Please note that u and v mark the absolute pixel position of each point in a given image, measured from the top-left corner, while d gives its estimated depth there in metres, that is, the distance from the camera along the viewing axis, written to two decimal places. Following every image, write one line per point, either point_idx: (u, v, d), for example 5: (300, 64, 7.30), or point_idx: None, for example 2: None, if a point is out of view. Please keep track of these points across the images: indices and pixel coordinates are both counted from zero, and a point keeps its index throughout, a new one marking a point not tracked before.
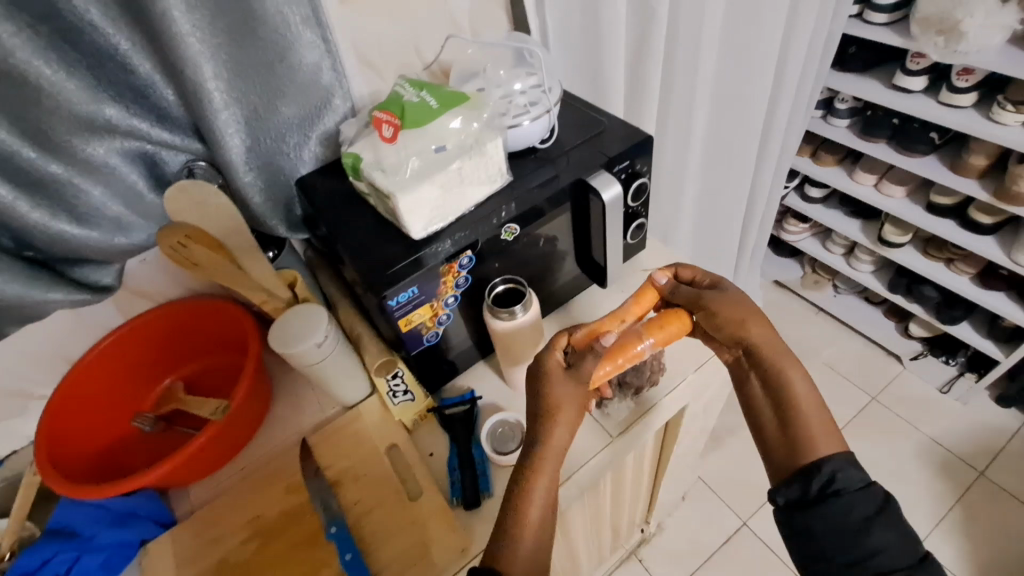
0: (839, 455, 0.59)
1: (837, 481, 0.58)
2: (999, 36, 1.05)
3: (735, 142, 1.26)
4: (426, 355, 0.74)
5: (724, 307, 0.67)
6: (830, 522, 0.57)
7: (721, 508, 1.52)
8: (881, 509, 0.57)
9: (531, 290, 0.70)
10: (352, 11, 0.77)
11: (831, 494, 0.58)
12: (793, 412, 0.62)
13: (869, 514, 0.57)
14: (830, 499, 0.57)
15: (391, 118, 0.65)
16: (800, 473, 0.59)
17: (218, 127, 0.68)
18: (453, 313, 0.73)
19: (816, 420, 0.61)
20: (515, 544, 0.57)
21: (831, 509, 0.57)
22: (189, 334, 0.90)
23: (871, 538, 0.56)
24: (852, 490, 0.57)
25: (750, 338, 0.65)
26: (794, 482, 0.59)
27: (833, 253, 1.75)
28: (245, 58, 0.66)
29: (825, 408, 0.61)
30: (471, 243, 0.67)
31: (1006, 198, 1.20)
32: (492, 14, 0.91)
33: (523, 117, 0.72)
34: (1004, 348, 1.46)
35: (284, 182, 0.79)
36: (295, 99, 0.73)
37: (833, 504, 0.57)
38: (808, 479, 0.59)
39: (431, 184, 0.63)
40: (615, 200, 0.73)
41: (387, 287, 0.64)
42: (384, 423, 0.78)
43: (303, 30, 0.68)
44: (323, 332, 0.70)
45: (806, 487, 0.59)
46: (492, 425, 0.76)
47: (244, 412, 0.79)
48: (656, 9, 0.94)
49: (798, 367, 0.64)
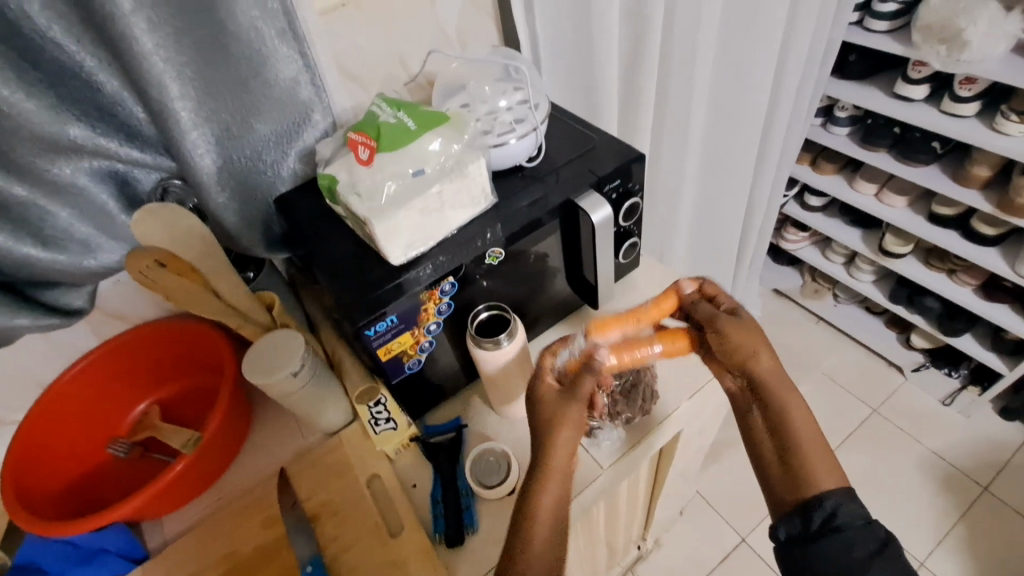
0: (840, 490, 0.56)
1: (838, 515, 0.55)
2: (1002, 45, 1.02)
3: (731, 154, 1.23)
4: (407, 383, 0.71)
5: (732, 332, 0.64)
6: (832, 560, 0.54)
7: (719, 524, 1.49)
8: (883, 546, 0.54)
9: (516, 317, 0.67)
10: (331, 25, 0.74)
11: (832, 530, 0.54)
12: (789, 447, 0.59)
13: (871, 552, 0.53)
14: (832, 534, 0.54)
15: (367, 140, 0.62)
16: (799, 506, 0.57)
17: (188, 146, 0.65)
18: (436, 339, 0.70)
19: (813, 456, 0.58)
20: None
21: (830, 543, 0.54)
22: (165, 357, 0.87)
23: None
24: (854, 526, 0.54)
25: (758, 367, 0.61)
26: (795, 517, 0.56)
27: (833, 262, 1.72)
28: (216, 76, 0.63)
29: (822, 443, 0.58)
30: (454, 268, 0.64)
31: (1009, 210, 1.17)
32: (480, 24, 0.88)
33: (509, 135, 0.69)
34: (1008, 361, 1.43)
35: (261, 201, 0.75)
36: (272, 116, 0.70)
37: (833, 539, 0.54)
38: (809, 513, 0.56)
39: (409, 210, 0.60)
40: (605, 221, 0.70)
41: (365, 314, 0.61)
42: (365, 453, 0.75)
43: (278, 45, 0.65)
44: (299, 361, 0.67)
45: (807, 521, 0.56)
46: (480, 452, 0.72)
47: (217, 443, 0.76)
48: (650, 19, 0.91)
49: (795, 400, 0.60)
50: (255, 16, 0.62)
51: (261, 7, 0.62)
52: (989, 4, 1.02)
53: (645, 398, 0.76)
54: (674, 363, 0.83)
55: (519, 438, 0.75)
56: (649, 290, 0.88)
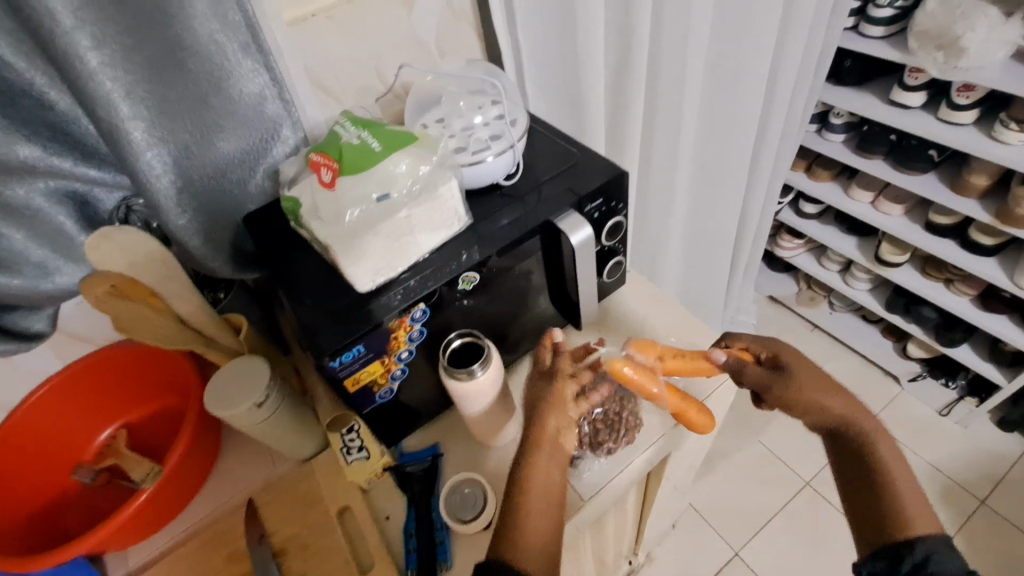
0: (935, 535, 0.53)
1: (932, 563, 0.51)
2: (1001, 52, 0.99)
3: (721, 163, 1.20)
4: (381, 412, 0.68)
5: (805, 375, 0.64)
6: None
7: (712, 537, 1.46)
8: None
9: (491, 344, 0.64)
10: (298, 36, 0.71)
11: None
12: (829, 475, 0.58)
13: None
14: None
15: (329, 161, 0.59)
16: (889, 548, 0.54)
17: (145, 168, 0.61)
18: (409, 367, 0.66)
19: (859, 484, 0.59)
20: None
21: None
22: (134, 379, 0.85)
23: None
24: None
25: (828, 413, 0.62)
26: (884, 556, 0.54)
27: (829, 269, 1.69)
28: (172, 93, 0.60)
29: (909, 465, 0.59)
30: (425, 295, 0.61)
31: (1009, 221, 1.14)
32: (459, 34, 0.85)
33: (485, 153, 0.66)
34: (1006, 372, 1.40)
35: (228, 219, 0.73)
36: (236, 133, 0.68)
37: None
38: (898, 556, 0.53)
39: (375, 236, 0.57)
40: (585, 243, 0.67)
41: (330, 343, 0.58)
42: (336, 483, 0.72)
43: (242, 58, 0.64)
44: (262, 391, 0.64)
45: (897, 562, 0.53)
46: (457, 482, 0.69)
47: (181, 474, 0.73)
48: (637, 27, 0.87)
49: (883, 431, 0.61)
50: (215, 29, 0.60)
51: (221, 19, 0.61)
52: (988, 10, 0.99)
53: (619, 433, 0.72)
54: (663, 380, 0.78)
55: (497, 467, 0.72)
56: (636, 310, 0.85)
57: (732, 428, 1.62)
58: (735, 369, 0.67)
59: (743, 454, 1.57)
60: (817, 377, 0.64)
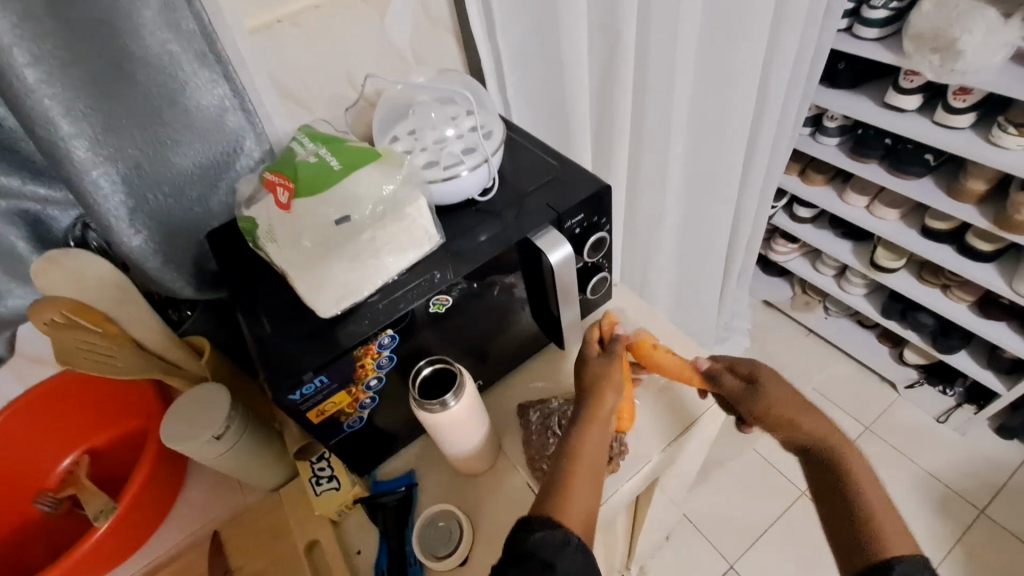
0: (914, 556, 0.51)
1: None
2: (999, 54, 0.95)
3: (712, 170, 1.17)
4: (350, 442, 0.64)
5: (780, 399, 0.62)
6: None
7: (706, 549, 1.43)
8: None
9: (463, 370, 0.60)
10: (260, 45, 0.67)
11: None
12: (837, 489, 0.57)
13: None
14: None
15: (285, 181, 0.56)
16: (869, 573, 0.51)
17: (90, 187, 0.58)
18: (379, 395, 0.62)
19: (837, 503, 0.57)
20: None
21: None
22: (99, 402, 0.80)
23: None
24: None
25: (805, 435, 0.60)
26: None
27: (823, 274, 1.66)
28: (120, 108, 0.57)
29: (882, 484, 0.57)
30: (392, 321, 0.57)
31: (1008, 226, 1.11)
32: (436, 40, 0.81)
33: (459, 167, 0.62)
34: (1005, 380, 1.37)
35: (190, 237, 0.69)
36: (194, 148, 0.64)
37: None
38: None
39: (336, 259, 0.53)
40: (564, 261, 0.63)
41: (289, 374, 0.54)
42: (304, 516, 0.68)
43: (197, 69, 0.60)
44: (221, 423, 0.61)
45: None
46: (431, 517, 0.65)
47: (140, 508, 0.69)
48: (622, 32, 0.84)
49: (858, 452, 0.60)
50: (167, 39, 0.57)
51: (174, 29, 0.57)
52: (986, 11, 0.95)
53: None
54: (649, 402, 0.74)
55: (475, 497, 0.68)
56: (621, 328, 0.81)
57: (727, 437, 1.58)
58: (714, 377, 0.66)
59: (740, 462, 1.53)
60: (793, 400, 0.62)
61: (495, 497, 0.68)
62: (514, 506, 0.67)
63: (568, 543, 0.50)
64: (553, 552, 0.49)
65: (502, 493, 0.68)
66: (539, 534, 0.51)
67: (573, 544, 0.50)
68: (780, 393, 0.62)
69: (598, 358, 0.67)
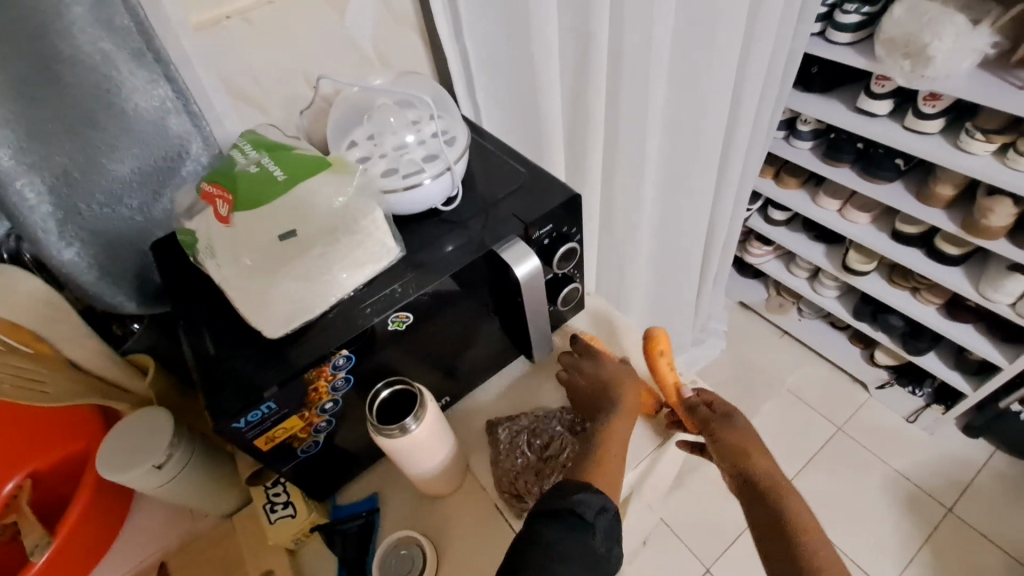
0: None
1: None
2: (968, 61, 0.96)
3: (687, 173, 1.15)
4: (306, 467, 0.60)
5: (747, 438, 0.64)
6: None
7: (684, 553, 1.42)
8: None
9: (424, 390, 0.57)
10: (205, 43, 0.63)
11: None
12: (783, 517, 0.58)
13: None
14: None
15: (224, 192, 0.52)
16: None
17: (13, 198, 0.53)
18: (336, 417, 0.59)
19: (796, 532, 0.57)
20: (537, 533, 0.48)
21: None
22: (45, 419, 0.73)
23: None
24: None
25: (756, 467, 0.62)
26: None
27: (797, 276, 1.67)
28: (46, 112, 0.52)
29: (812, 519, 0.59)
30: (346, 341, 0.54)
31: (976, 231, 1.12)
32: (400, 39, 0.77)
33: (420, 175, 0.59)
34: (971, 380, 1.39)
35: (130, 249, 0.64)
36: (133, 154, 0.59)
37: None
38: None
39: (282, 277, 0.49)
40: (531, 274, 0.60)
41: (232, 401, 0.50)
42: (258, 545, 0.64)
43: (133, 69, 0.55)
44: (164, 451, 0.57)
45: None
46: (394, 543, 0.62)
47: (78, 539, 0.64)
48: (595, 34, 0.81)
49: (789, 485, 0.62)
50: (99, 37, 0.52)
51: (106, 25, 0.52)
52: (955, 18, 0.96)
53: None
54: None
55: (441, 520, 0.65)
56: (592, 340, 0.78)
57: None
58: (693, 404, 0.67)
59: None
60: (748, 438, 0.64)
61: (460, 521, 0.65)
62: (482, 528, 0.64)
63: (605, 510, 0.51)
64: (592, 515, 0.50)
65: (470, 515, 0.65)
66: (579, 494, 0.51)
67: (610, 512, 0.51)
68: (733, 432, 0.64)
69: (621, 366, 0.70)
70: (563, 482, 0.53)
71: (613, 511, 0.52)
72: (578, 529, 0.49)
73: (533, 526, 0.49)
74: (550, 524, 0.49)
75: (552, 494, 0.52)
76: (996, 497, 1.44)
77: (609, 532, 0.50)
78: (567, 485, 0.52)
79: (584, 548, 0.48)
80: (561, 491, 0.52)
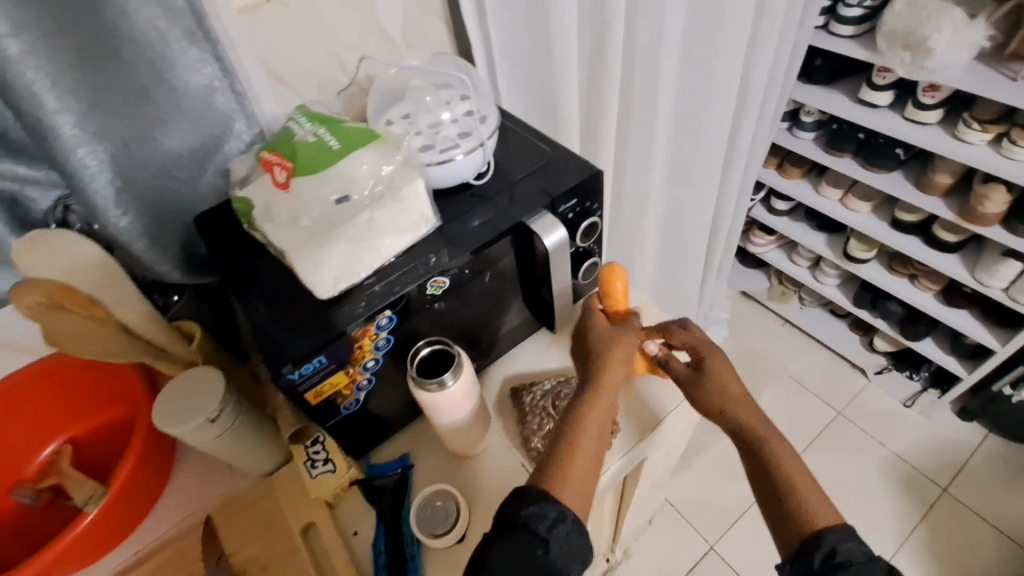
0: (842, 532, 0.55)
1: (839, 554, 0.53)
2: (966, 53, 1.01)
3: (695, 161, 1.19)
4: (347, 424, 0.65)
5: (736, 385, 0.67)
6: None
7: (689, 532, 1.47)
8: None
9: (461, 351, 0.61)
10: (248, 25, 0.66)
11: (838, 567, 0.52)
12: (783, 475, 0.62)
13: None
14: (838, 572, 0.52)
15: (283, 160, 0.56)
16: (804, 542, 0.55)
17: (75, 166, 0.57)
18: (375, 377, 0.63)
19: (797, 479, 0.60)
20: (491, 548, 0.50)
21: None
22: (87, 386, 0.77)
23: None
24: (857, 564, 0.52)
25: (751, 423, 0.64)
26: (799, 553, 0.55)
27: (799, 266, 1.71)
28: (107, 84, 0.56)
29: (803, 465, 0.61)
30: (390, 302, 0.58)
31: (972, 218, 1.17)
32: (427, 25, 0.81)
33: (454, 151, 0.63)
34: (966, 364, 1.44)
35: (176, 220, 0.68)
36: (182, 129, 0.63)
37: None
38: (810, 552, 0.54)
39: (332, 238, 0.53)
40: (559, 245, 0.64)
41: (288, 356, 0.54)
42: (300, 500, 0.68)
43: (185, 47, 0.58)
44: (217, 405, 0.61)
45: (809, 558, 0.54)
46: (427, 497, 0.66)
47: (126, 496, 0.68)
48: (610, 23, 0.85)
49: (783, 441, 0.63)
50: (154, 16, 0.55)
51: (161, 5, 0.55)
52: (954, 12, 1.00)
53: None
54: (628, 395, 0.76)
55: (471, 477, 0.69)
56: None
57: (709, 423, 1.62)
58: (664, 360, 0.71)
59: (720, 448, 1.58)
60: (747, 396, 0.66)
61: (486, 476, 0.69)
62: (508, 484, 0.68)
63: (562, 520, 0.52)
64: (546, 528, 0.52)
65: (497, 473, 0.69)
66: (532, 507, 0.53)
67: (568, 522, 0.53)
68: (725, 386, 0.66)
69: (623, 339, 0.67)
70: (523, 490, 0.54)
71: (572, 520, 0.53)
72: (532, 547, 0.51)
73: (487, 543, 0.51)
74: (502, 540, 0.51)
75: (509, 505, 0.53)
76: (989, 477, 1.49)
77: (566, 543, 0.52)
78: (522, 498, 0.53)
79: (534, 562, 0.50)
80: (514, 507, 0.53)
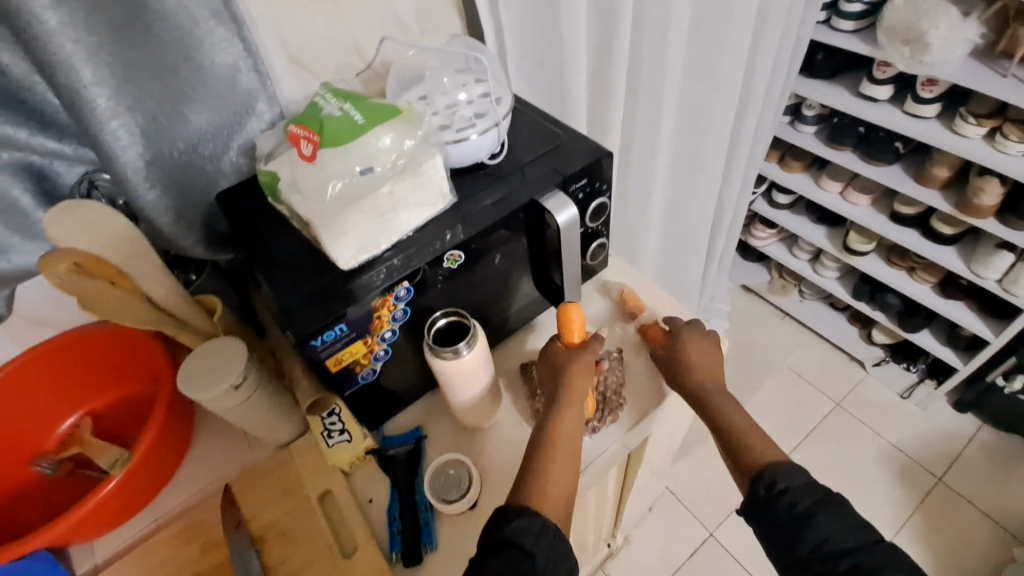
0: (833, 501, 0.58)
1: (778, 481, 0.60)
2: (962, 49, 1.03)
3: (699, 151, 1.22)
4: (362, 394, 0.67)
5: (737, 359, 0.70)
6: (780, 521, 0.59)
7: (687, 519, 1.49)
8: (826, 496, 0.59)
9: (476, 324, 0.63)
10: (270, 8, 0.68)
11: (778, 493, 0.60)
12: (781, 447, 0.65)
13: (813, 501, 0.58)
14: (780, 500, 0.59)
15: (309, 134, 0.59)
16: (750, 480, 0.63)
17: (108, 139, 0.58)
18: (392, 348, 0.65)
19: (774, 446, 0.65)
20: (480, 569, 0.52)
21: (776, 532, 0.59)
22: (105, 360, 0.79)
23: (819, 525, 0.57)
24: (794, 485, 0.60)
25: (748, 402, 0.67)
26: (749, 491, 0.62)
27: (800, 259, 1.73)
28: (139, 60, 0.58)
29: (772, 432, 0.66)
30: (409, 273, 0.60)
31: (969, 210, 1.19)
32: (441, 12, 0.83)
33: (469, 131, 0.65)
34: (962, 355, 1.47)
35: (198, 196, 0.70)
36: (208, 105, 0.65)
37: (781, 504, 0.59)
38: (755, 484, 0.62)
39: (355, 209, 0.56)
40: (570, 223, 0.66)
41: (311, 323, 0.56)
42: (316, 469, 0.71)
43: (214, 26, 0.61)
44: (239, 372, 0.63)
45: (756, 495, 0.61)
46: (441, 466, 0.69)
47: (147, 464, 0.70)
48: (619, 13, 0.87)
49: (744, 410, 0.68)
50: None
51: None
52: (950, 8, 1.03)
53: (600, 412, 0.72)
54: (641, 368, 0.77)
55: (482, 449, 0.72)
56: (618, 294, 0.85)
57: None
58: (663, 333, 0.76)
59: None
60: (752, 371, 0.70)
61: (496, 447, 0.72)
62: (518, 456, 0.70)
63: (546, 531, 0.55)
64: (532, 541, 0.54)
65: (507, 445, 0.71)
66: (516, 522, 0.55)
67: (551, 532, 0.55)
68: (695, 346, 0.72)
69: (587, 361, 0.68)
70: (505, 508, 0.56)
71: (555, 531, 0.55)
72: (521, 561, 0.52)
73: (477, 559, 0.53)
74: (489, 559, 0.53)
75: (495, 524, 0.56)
76: (983, 467, 1.52)
77: (551, 552, 0.54)
78: (506, 514, 0.56)
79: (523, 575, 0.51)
80: (499, 524, 0.55)
